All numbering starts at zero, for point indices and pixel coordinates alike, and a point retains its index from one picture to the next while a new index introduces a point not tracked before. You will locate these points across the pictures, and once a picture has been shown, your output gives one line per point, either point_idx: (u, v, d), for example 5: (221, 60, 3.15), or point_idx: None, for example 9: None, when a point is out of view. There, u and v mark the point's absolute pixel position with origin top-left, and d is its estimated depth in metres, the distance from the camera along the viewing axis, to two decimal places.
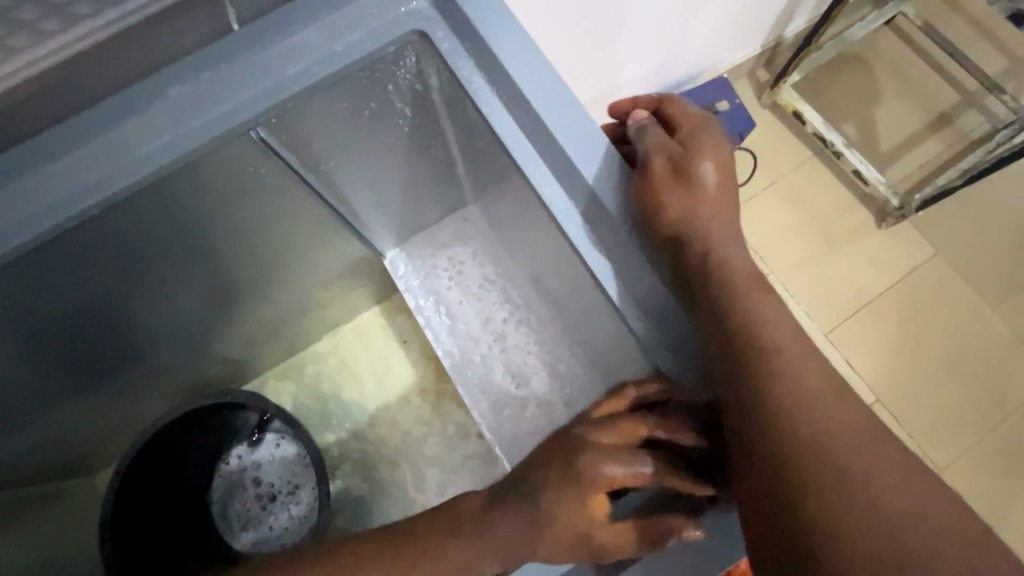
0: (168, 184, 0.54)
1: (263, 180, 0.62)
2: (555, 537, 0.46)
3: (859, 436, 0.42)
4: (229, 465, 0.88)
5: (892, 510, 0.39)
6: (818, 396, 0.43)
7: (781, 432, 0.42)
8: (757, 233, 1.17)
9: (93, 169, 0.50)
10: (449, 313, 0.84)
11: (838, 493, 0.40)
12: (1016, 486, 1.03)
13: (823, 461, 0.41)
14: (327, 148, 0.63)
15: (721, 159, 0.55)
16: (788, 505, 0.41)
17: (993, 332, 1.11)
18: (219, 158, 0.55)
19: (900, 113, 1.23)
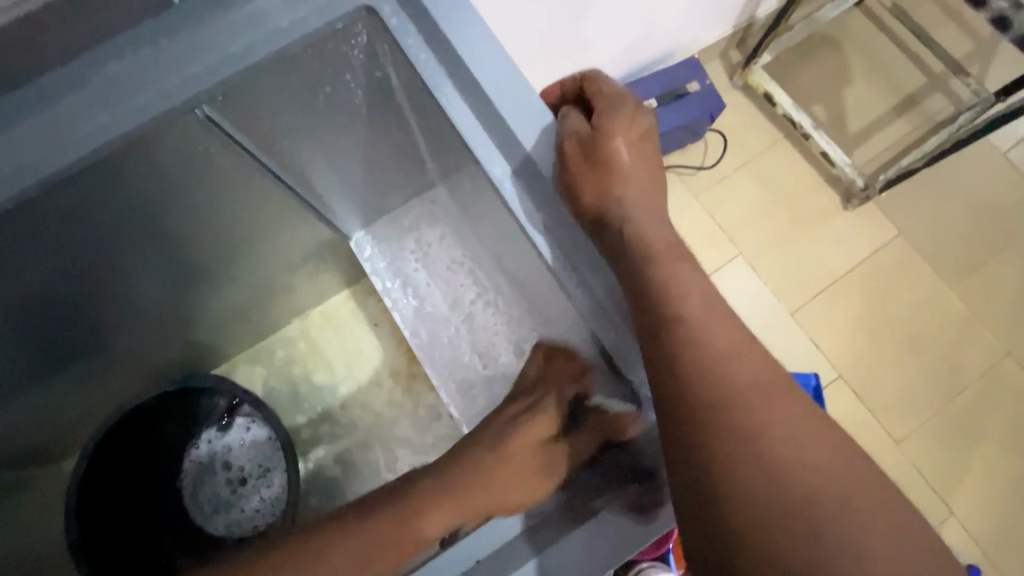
0: (113, 165, 0.52)
1: (217, 162, 0.61)
2: (507, 466, 0.51)
3: (771, 403, 0.41)
4: (198, 449, 0.87)
5: (820, 476, 0.39)
6: (731, 364, 0.43)
7: (692, 404, 0.42)
8: (726, 215, 1.18)
9: (35, 151, 0.48)
10: (417, 295, 0.85)
11: (747, 462, 0.40)
12: (967, 457, 1.08)
13: (732, 432, 0.40)
14: (281, 127, 0.62)
15: (634, 139, 0.53)
16: (700, 480, 0.40)
17: (950, 310, 1.15)
18: (165, 139, 0.53)
19: (868, 96, 1.24)
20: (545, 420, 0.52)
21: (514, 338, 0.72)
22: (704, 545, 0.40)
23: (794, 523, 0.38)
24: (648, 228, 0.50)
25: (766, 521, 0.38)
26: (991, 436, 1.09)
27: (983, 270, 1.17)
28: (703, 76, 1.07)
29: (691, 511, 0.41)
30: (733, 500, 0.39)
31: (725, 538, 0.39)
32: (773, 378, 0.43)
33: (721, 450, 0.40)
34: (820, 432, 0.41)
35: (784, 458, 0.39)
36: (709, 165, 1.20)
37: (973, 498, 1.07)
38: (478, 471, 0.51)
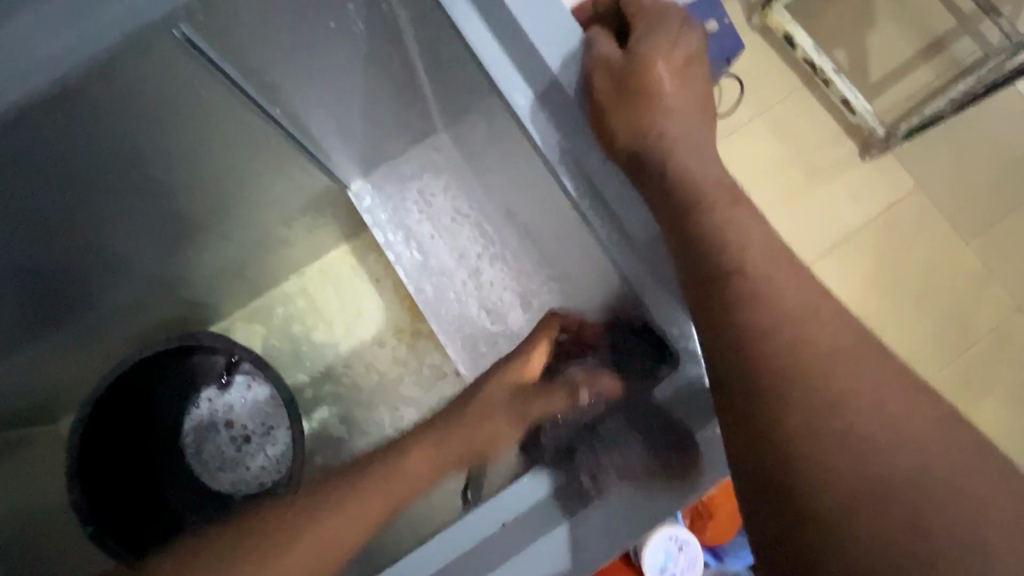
0: (84, 97, 0.47)
1: (203, 100, 0.55)
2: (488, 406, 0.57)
3: (852, 372, 0.40)
4: (199, 409, 0.85)
5: (893, 443, 0.37)
6: (805, 328, 0.41)
7: (762, 374, 0.41)
8: (740, 166, 1.13)
9: (2, 77, 0.44)
10: (421, 249, 0.81)
11: (818, 433, 0.38)
12: (972, 410, 1.08)
13: (805, 401, 0.39)
14: (270, 59, 0.56)
15: (678, 63, 0.50)
16: (777, 459, 0.39)
17: (963, 267, 1.12)
18: (140, 67, 0.48)
19: (893, 38, 1.17)
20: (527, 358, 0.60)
21: (519, 292, 0.73)
22: (781, 530, 0.39)
23: (883, 505, 0.36)
24: (688, 172, 0.48)
25: (851, 503, 0.37)
26: (997, 390, 1.09)
27: (999, 226, 1.13)
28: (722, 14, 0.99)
29: (768, 492, 0.39)
30: (814, 481, 0.38)
31: (792, 508, 0.38)
32: (850, 341, 0.41)
33: (794, 420, 0.39)
34: (889, 396, 0.39)
35: (870, 431, 0.38)
36: (725, 113, 1.14)
37: None
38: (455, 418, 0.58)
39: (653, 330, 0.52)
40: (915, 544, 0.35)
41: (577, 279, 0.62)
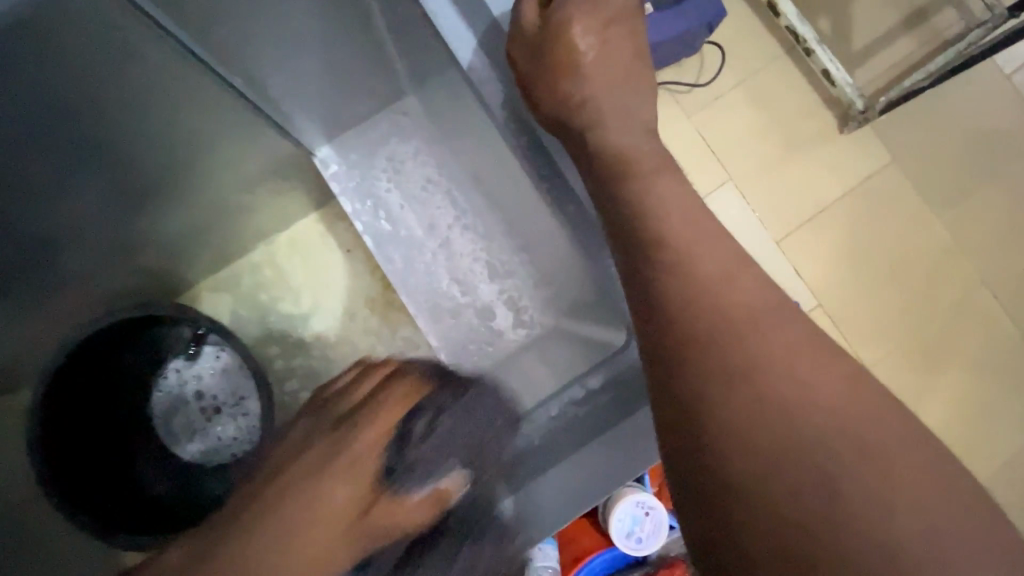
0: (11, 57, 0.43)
1: (149, 55, 0.52)
2: (328, 509, 0.41)
3: (777, 361, 0.43)
4: (166, 379, 0.85)
5: (803, 408, 0.41)
6: (728, 316, 0.44)
7: (682, 349, 0.44)
8: (718, 137, 1.12)
9: None
10: (389, 219, 0.79)
11: (738, 404, 0.42)
12: (933, 380, 1.11)
13: (724, 371, 0.43)
14: (221, 15, 0.52)
15: (599, 35, 0.54)
16: (689, 416, 0.43)
17: (933, 240, 1.14)
18: (75, 20, 0.44)
19: (877, 6, 1.15)
20: (373, 447, 0.43)
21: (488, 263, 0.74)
22: (699, 499, 0.42)
23: (786, 483, 0.40)
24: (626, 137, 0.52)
25: (760, 482, 0.40)
26: (959, 361, 1.12)
27: (971, 200, 1.14)
28: None
29: (694, 464, 0.42)
30: (730, 453, 0.41)
31: (713, 481, 0.41)
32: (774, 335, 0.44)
33: (712, 392, 0.43)
34: (800, 359, 0.43)
35: (790, 417, 0.41)
36: (705, 82, 1.13)
37: (936, 420, 1.11)
38: (274, 520, 0.40)
39: (608, 308, 0.55)
40: (821, 509, 0.39)
41: (544, 253, 0.62)
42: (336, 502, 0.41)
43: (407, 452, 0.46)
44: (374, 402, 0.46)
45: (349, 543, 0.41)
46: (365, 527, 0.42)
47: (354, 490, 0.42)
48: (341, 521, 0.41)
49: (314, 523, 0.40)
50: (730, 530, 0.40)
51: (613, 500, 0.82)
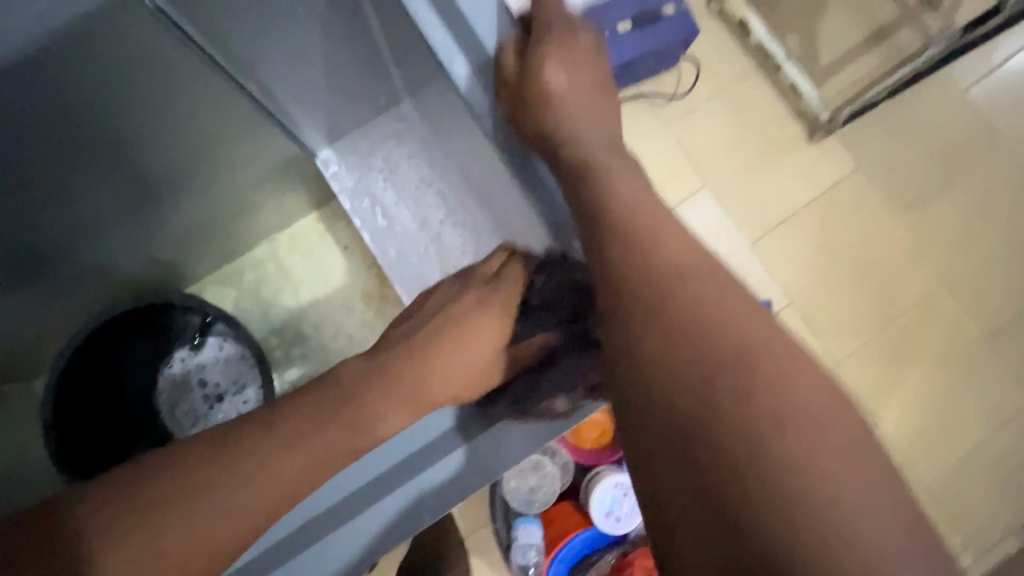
0: (60, 68, 0.50)
1: (175, 65, 0.58)
2: (457, 355, 0.56)
3: (709, 339, 0.46)
4: (172, 368, 0.89)
5: (723, 337, 0.46)
6: (663, 299, 0.48)
7: (620, 296, 0.49)
8: (694, 145, 1.20)
9: None
10: (385, 215, 0.86)
11: (666, 337, 0.47)
12: (897, 375, 1.18)
13: (651, 309, 0.48)
14: (239, 31, 0.59)
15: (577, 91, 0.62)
16: (623, 349, 0.47)
17: (897, 243, 1.21)
18: (115, 36, 0.50)
19: (842, 25, 1.24)
20: (491, 311, 0.58)
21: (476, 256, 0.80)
22: (632, 423, 0.46)
23: (728, 437, 0.42)
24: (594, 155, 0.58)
25: (703, 427, 0.43)
26: (921, 358, 1.19)
27: (932, 204, 1.22)
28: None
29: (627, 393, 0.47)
30: (656, 378, 0.46)
31: (644, 402, 0.46)
32: (708, 313, 0.47)
33: (642, 327, 0.47)
34: (722, 301, 0.48)
35: (726, 371, 0.44)
36: (682, 93, 1.20)
37: (901, 414, 1.17)
38: (400, 366, 0.56)
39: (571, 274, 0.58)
40: (733, 420, 0.42)
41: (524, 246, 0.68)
42: (481, 341, 0.57)
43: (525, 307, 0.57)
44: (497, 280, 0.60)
45: (489, 369, 0.56)
46: (507, 359, 0.57)
47: (496, 334, 0.57)
48: (471, 367, 0.55)
49: (464, 352, 0.56)
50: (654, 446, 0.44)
51: (595, 480, 0.88)
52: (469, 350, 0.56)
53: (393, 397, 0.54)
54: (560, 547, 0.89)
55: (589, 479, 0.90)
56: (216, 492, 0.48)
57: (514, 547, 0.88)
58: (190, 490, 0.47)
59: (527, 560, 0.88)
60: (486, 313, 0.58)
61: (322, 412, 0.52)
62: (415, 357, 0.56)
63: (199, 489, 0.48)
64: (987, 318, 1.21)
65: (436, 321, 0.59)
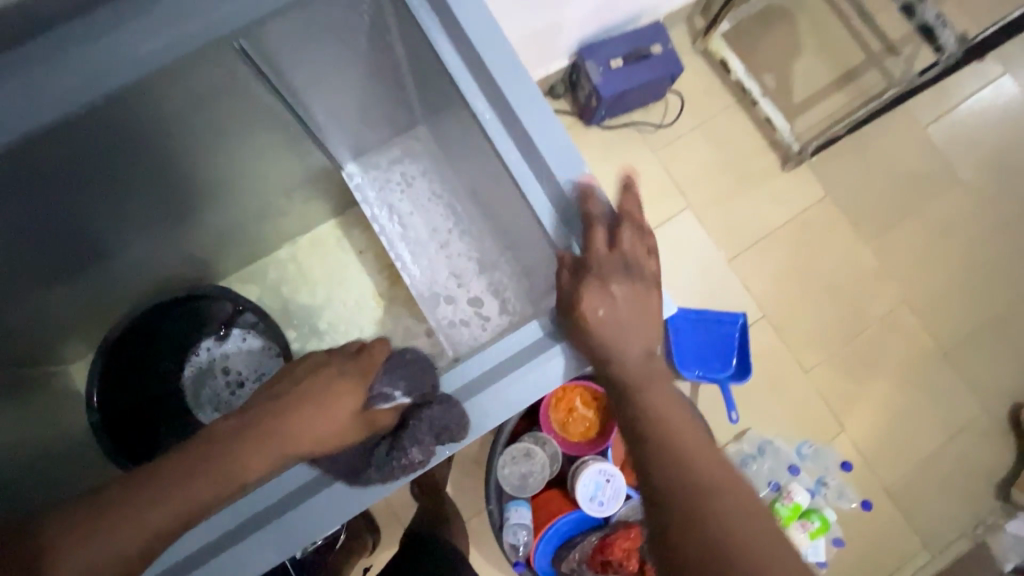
0: (151, 87, 0.61)
1: (238, 88, 0.69)
2: (326, 422, 0.57)
3: (711, 470, 0.55)
4: (198, 355, 0.97)
5: (700, 429, 0.59)
6: (679, 431, 0.57)
7: (639, 386, 0.59)
8: (679, 170, 1.32)
9: (92, 73, 0.58)
10: (401, 223, 0.95)
11: (676, 429, 0.57)
12: (861, 384, 1.28)
13: (662, 403, 0.58)
14: (293, 62, 0.71)
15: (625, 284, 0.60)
16: (645, 440, 0.57)
17: (862, 264, 1.33)
18: (199, 63, 0.62)
19: (814, 67, 1.37)
20: (355, 383, 0.59)
21: (480, 260, 0.91)
22: (656, 507, 0.55)
23: (727, 509, 0.53)
24: (628, 323, 0.59)
25: (713, 501, 0.53)
26: (882, 370, 1.30)
27: (894, 230, 1.34)
28: (666, 39, 1.19)
29: (652, 480, 0.55)
30: (674, 467, 0.55)
31: (666, 487, 0.54)
32: (709, 451, 0.56)
33: (658, 421, 0.57)
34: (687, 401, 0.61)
35: (713, 460, 0.56)
36: (669, 122, 1.33)
37: (863, 421, 1.27)
38: (276, 427, 0.56)
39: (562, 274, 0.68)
40: (729, 497, 0.53)
41: (523, 251, 0.79)
42: (339, 408, 0.57)
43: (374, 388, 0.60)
44: (360, 356, 0.61)
45: (345, 433, 0.58)
46: (363, 427, 0.59)
47: (354, 399, 0.58)
48: (334, 435, 0.57)
49: (322, 417, 0.57)
50: (679, 525, 0.53)
51: (580, 469, 0.97)
52: (333, 420, 0.57)
53: (263, 452, 0.56)
54: (549, 528, 0.97)
55: (575, 468, 0.99)
56: (128, 518, 0.52)
57: (506, 528, 0.96)
58: (100, 520, 0.52)
59: (518, 539, 0.96)
60: (345, 378, 0.59)
61: (215, 459, 0.55)
62: (281, 420, 0.57)
63: (114, 513, 0.52)
64: (943, 335, 1.32)
65: (301, 386, 0.59)
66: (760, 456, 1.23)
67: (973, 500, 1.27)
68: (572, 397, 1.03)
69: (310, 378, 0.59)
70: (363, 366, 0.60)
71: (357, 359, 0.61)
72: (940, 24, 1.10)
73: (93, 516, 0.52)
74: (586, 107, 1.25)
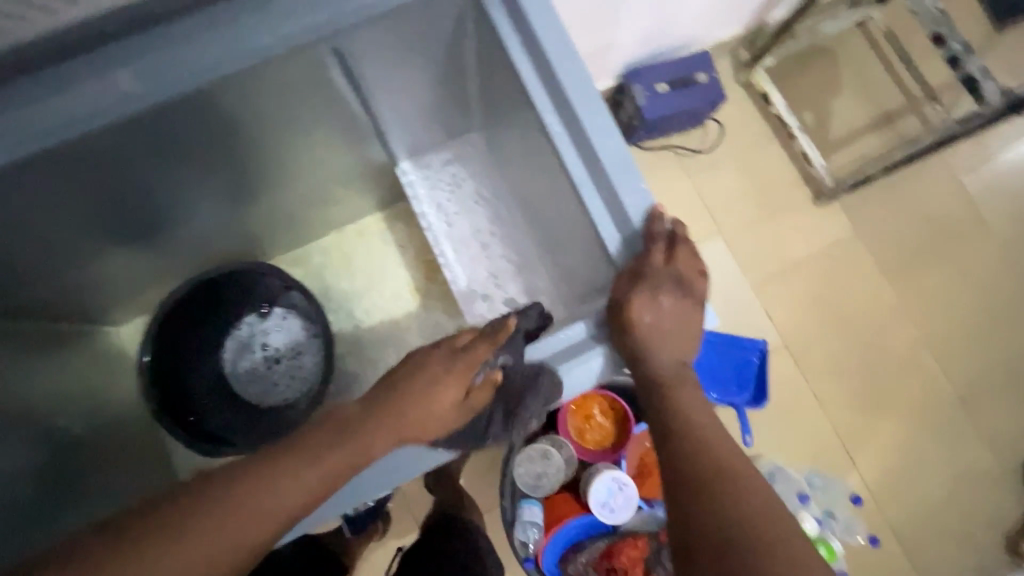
0: (249, 76, 0.68)
1: (323, 86, 0.76)
2: (439, 413, 0.60)
3: (729, 461, 0.59)
4: (239, 330, 1.01)
5: (723, 429, 0.62)
6: (700, 426, 0.61)
7: (667, 386, 0.63)
8: (711, 195, 1.35)
9: (205, 62, 0.65)
10: (446, 221, 0.99)
11: (698, 427, 0.61)
12: (874, 422, 1.29)
13: (686, 402, 0.63)
14: (374, 65, 0.77)
15: (676, 295, 0.64)
16: (669, 434, 0.62)
17: (886, 303, 1.34)
18: (294, 60, 0.69)
19: (852, 106, 1.40)
20: (467, 378, 0.61)
21: (519, 264, 0.96)
22: (675, 497, 0.59)
23: (742, 505, 0.56)
24: (667, 335, 0.63)
25: (728, 497, 0.56)
26: (897, 410, 1.30)
27: (919, 272, 1.36)
28: (711, 68, 1.23)
29: (673, 471, 0.60)
30: (693, 462, 0.59)
31: (684, 479, 0.59)
32: (727, 445, 0.60)
33: (681, 418, 0.62)
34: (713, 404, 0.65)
35: (732, 458, 0.60)
36: (706, 148, 1.36)
37: (874, 458, 1.28)
38: (387, 417, 0.59)
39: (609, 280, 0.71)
40: (744, 494, 0.57)
41: (564, 260, 0.83)
42: (449, 403, 0.60)
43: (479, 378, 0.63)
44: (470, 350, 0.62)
45: (453, 424, 0.61)
46: (469, 416, 0.62)
47: (461, 396, 0.61)
48: (446, 423, 0.61)
49: (434, 406, 0.60)
50: (694, 515, 0.57)
51: (593, 474, 1.00)
52: (442, 413, 0.60)
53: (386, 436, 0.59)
54: (560, 529, 1.00)
55: (589, 473, 1.01)
56: (202, 534, 0.53)
57: (517, 523, 1.00)
58: (164, 541, 0.52)
59: (527, 537, 0.99)
60: (449, 374, 0.61)
61: (328, 448, 0.58)
62: (395, 413, 0.59)
63: (183, 532, 0.53)
64: (961, 381, 1.33)
65: (409, 377, 0.61)
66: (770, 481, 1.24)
67: (978, 549, 1.27)
68: (590, 405, 1.06)
69: (419, 367, 0.62)
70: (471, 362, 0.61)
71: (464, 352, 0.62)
72: (984, 78, 1.12)
73: (157, 535, 0.53)
74: (627, 127, 1.29)
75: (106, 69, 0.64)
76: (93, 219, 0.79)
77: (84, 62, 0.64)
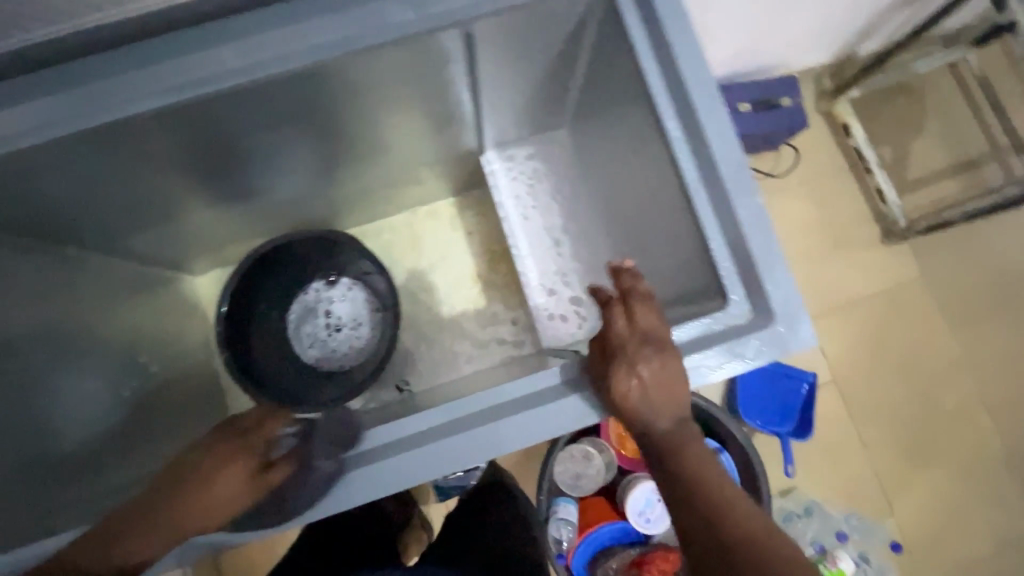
0: (377, 53, 0.72)
1: (435, 69, 0.79)
2: (226, 490, 0.60)
3: (744, 523, 0.57)
4: (307, 295, 1.05)
5: (734, 487, 0.60)
6: (710, 485, 0.59)
7: (669, 446, 0.61)
8: (777, 221, 1.34)
9: (341, 36, 0.69)
10: (522, 213, 1.01)
11: (707, 487, 0.59)
12: (917, 472, 1.26)
13: (692, 462, 0.61)
14: (486, 56, 0.80)
15: (648, 358, 0.62)
16: (678, 496, 0.59)
17: (944, 351, 1.31)
18: (420, 42, 0.72)
19: (933, 147, 1.37)
20: (248, 456, 0.62)
21: (587, 264, 0.97)
22: (696, 563, 0.57)
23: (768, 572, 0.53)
24: (659, 400, 0.62)
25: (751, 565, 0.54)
26: (942, 462, 1.27)
27: (984, 325, 1.32)
28: (797, 93, 1.22)
29: (689, 534, 0.57)
30: (707, 526, 0.57)
31: (701, 543, 0.56)
32: (739, 506, 0.58)
33: (687, 479, 0.60)
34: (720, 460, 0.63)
35: (748, 518, 0.57)
36: (779, 172, 1.35)
37: (912, 508, 1.25)
38: (180, 497, 0.60)
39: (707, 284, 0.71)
40: (767, 560, 0.54)
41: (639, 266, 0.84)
42: (231, 481, 0.61)
43: (271, 452, 0.63)
44: (251, 429, 0.63)
45: (242, 499, 0.61)
46: (258, 486, 0.62)
47: (242, 471, 0.61)
48: (237, 496, 0.61)
49: (228, 484, 0.61)
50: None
51: (631, 483, 1.01)
52: (231, 489, 0.61)
53: (152, 533, 0.59)
54: (593, 531, 1.01)
55: (627, 481, 1.02)
56: None
57: (552, 521, 1.02)
58: None
59: (561, 534, 1.01)
60: (233, 453, 0.62)
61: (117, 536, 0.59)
62: (180, 494, 0.60)
63: None
64: (1014, 441, 1.28)
65: (197, 460, 0.62)
66: (805, 516, 1.23)
67: None
68: None
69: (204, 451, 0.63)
70: (252, 439, 0.63)
71: (247, 430, 0.63)
72: None
73: None
74: None
75: (248, 32, 0.68)
76: (201, 171, 0.83)
77: (226, 24, 0.69)
